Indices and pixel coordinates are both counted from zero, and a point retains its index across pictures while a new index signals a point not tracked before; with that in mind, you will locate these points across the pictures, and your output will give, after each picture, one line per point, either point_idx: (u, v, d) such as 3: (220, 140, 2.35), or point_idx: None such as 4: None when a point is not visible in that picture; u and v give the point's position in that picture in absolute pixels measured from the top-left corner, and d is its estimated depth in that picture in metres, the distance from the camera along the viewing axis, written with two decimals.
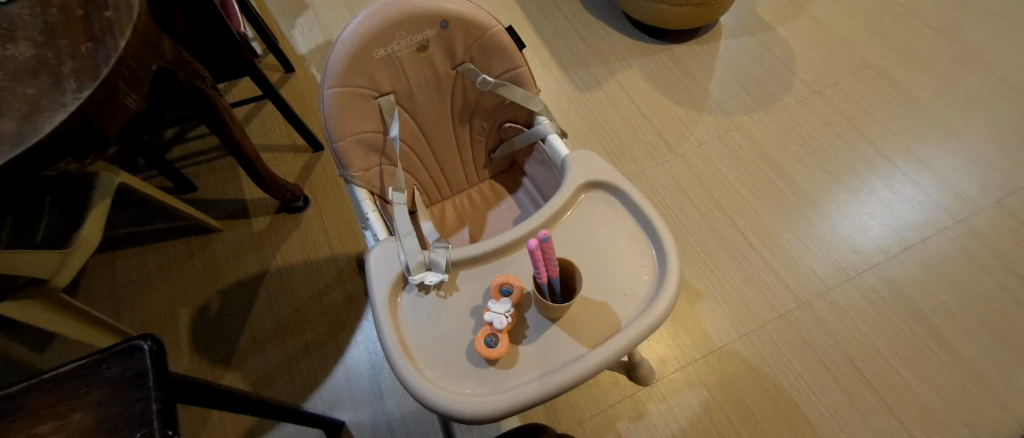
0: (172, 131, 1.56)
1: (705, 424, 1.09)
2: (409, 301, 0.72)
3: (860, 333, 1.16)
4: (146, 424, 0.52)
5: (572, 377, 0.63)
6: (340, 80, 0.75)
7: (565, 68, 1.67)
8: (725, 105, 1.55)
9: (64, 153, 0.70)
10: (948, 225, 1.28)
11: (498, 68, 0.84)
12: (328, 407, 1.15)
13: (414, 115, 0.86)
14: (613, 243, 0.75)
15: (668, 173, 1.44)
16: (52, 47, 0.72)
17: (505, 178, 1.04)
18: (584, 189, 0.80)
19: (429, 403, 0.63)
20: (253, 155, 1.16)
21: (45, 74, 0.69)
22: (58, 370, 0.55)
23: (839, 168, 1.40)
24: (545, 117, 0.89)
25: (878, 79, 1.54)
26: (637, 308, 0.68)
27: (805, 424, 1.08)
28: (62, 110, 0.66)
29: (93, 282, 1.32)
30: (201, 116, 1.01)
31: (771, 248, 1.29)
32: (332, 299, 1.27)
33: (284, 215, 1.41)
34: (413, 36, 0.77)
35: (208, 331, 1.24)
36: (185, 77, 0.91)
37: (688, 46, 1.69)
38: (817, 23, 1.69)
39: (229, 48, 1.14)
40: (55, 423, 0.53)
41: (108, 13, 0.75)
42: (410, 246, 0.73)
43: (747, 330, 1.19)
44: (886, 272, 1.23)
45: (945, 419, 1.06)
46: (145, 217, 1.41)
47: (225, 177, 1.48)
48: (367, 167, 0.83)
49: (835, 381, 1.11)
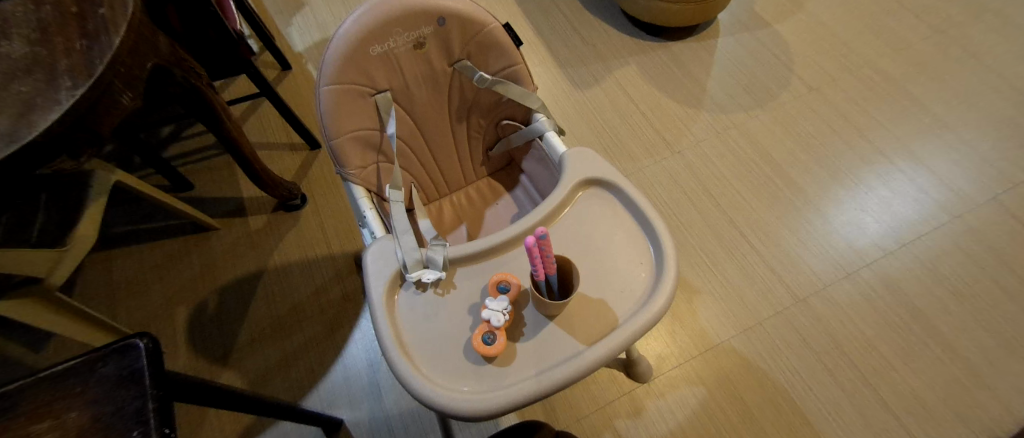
0: (169, 129, 1.56)
1: (703, 420, 1.10)
2: (406, 298, 0.72)
3: (857, 330, 1.17)
4: (143, 422, 0.52)
5: (570, 374, 0.63)
6: (336, 77, 0.75)
7: (563, 65, 1.67)
8: (723, 103, 1.55)
9: (58, 150, 0.69)
10: (943, 221, 1.29)
11: (495, 64, 0.84)
12: (326, 405, 1.15)
13: (411, 112, 0.86)
14: (610, 239, 0.75)
15: (666, 170, 1.44)
16: (46, 44, 0.71)
17: (502, 175, 1.04)
18: (582, 186, 0.80)
19: (427, 401, 0.63)
20: (250, 153, 1.15)
21: (39, 72, 0.69)
22: (54, 369, 0.55)
23: (836, 165, 1.40)
24: (542, 114, 0.89)
25: (875, 76, 1.54)
26: (634, 304, 0.69)
27: (803, 420, 1.08)
28: (56, 108, 0.66)
29: (90, 281, 1.31)
30: (197, 114, 1.01)
31: (768, 245, 1.29)
32: (330, 297, 1.27)
33: (281, 213, 1.40)
34: (410, 33, 0.77)
35: (205, 330, 1.24)
36: (180, 74, 0.90)
37: (685, 44, 1.69)
38: (814, 20, 1.69)
39: (226, 45, 1.14)
40: (51, 422, 0.53)
41: (103, 10, 0.74)
42: (407, 243, 0.73)
43: (744, 326, 1.19)
44: (883, 269, 1.24)
45: (942, 415, 1.06)
46: (142, 215, 1.41)
47: (222, 175, 1.47)
48: (364, 164, 0.83)
49: (832, 378, 1.12)
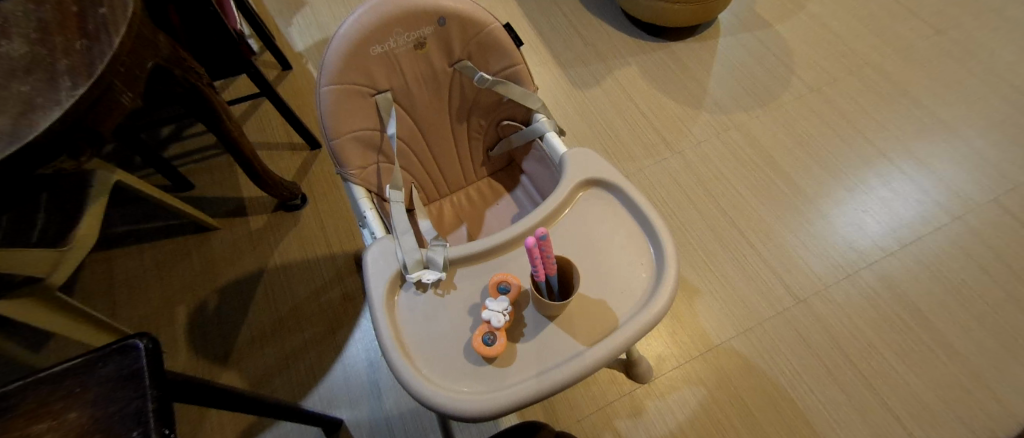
0: (169, 129, 1.56)
1: (704, 421, 1.10)
2: (407, 299, 0.72)
3: (858, 332, 1.16)
4: (143, 422, 0.52)
5: (571, 374, 0.63)
6: (336, 77, 0.75)
7: (563, 66, 1.67)
8: (723, 103, 1.54)
9: (59, 151, 0.69)
10: (944, 222, 1.28)
11: (496, 64, 0.84)
12: (325, 405, 1.15)
13: (411, 113, 0.86)
14: (610, 240, 0.75)
15: (666, 171, 1.43)
16: (45, 43, 0.71)
17: (502, 175, 1.04)
18: (582, 187, 0.80)
19: (426, 401, 0.63)
20: (251, 152, 1.15)
21: (39, 71, 0.69)
22: (55, 369, 0.55)
23: (837, 166, 1.40)
24: (542, 114, 0.89)
25: (876, 77, 1.54)
26: (634, 305, 0.68)
27: (803, 421, 1.08)
28: (57, 108, 0.66)
29: (90, 281, 1.31)
30: (197, 114, 1.01)
31: (769, 246, 1.29)
32: (330, 297, 1.27)
33: (281, 213, 1.41)
34: (411, 33, 0.77)
35: (204, 330, 1.24)
36: (181, 74, 0.90)
37: (686, 44, 1.69)
38: (815, 21, 1.69)
39: (226, 46, 1.14)
40: (52, 422, 0.52)
41: (103, 10, 0.74)
42: (407, 243, 0.73)
43: (744, 327, 1.19)
44: (883, 270, 1.23)
45: (941, 416, 1.06)
46: (142, 215, 1.41)
47: (222, 175, 1.47)
48: (364, 165, 0.83)
49: (833, 378, 1.12)
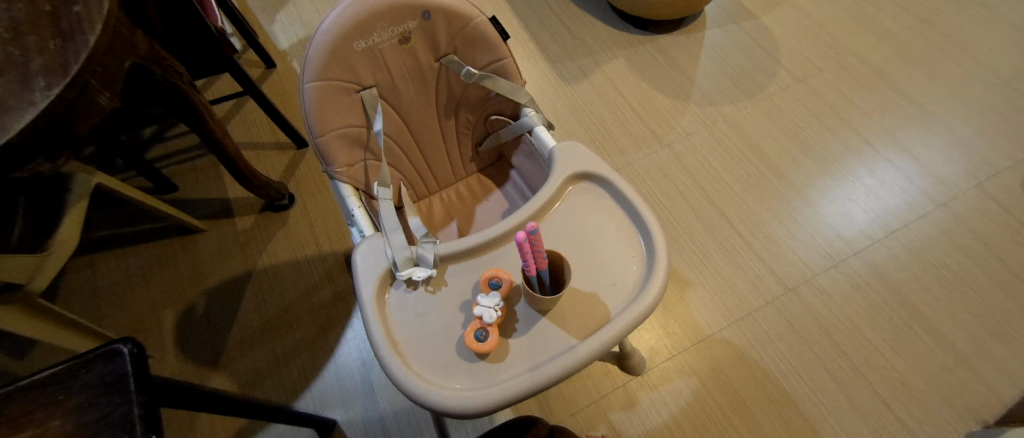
0: (150, 130, 1.53)
1: (696, 410, 1.10)
2: (397, 297, 0.71)
3: (847, 318, 1.18)
4: (129, 429, 0.51)
5: (563, 368, 0.63)
6: (319, 74, 0.74)
7: (551, 60, 1.66)
8: (712, 96, 1.55)
9: (34, 154, 0.68)
10: (929, 209, 1.30)
11: (483, 58, 0.83)
12: (319, 406, 1.14)
13: (398, 108, 0.85)
14: (601, 233, 0.75)
15: (656, 163, 1.44)
16: (18, 43, 0.69)
17: (492, 171, 1.03)
18: (572, 180, 0.80)
19: (418, 398, 0.62)
20: (235, 151, 1.13)
21: (11, 72, 0.67)
22: (36, 376, 0.54)
23: (825, 156, 1.41)
24: (531, 108, 0.88)
25: (860, 66, 1.56)
26: (626, 298, 0.68)
27: (793, 408, 1.09)
28: (30, 109, 0.64)
29: (73, 286, 1.28)
30: (179, 113, 0.99)
31: (759, 237, 1.30)
32: (321, 296, 1.26)
33: (269, 213, 1.39)
34: (395, 28, 0.75)
35: (192, 334, 1.22)
36: (161, 73, 0.88)
37: (672, 35, 1.69)
38: (800, 11, 1.70)
39: (208, 43, 1.12)
40: (33, 431, 0.51)
41: (77, 8, 0.72)
42: (397, 241, 0.72)
43: (734, 317, 1.20)
44: (870, 257, 1.25)
45: (926, 399, 1.08)
46: (126, 217, 1.38)
47: (207, 176, 1.45)
48: (351, 162, 0.82)
49: (823, 365, 1.13)
